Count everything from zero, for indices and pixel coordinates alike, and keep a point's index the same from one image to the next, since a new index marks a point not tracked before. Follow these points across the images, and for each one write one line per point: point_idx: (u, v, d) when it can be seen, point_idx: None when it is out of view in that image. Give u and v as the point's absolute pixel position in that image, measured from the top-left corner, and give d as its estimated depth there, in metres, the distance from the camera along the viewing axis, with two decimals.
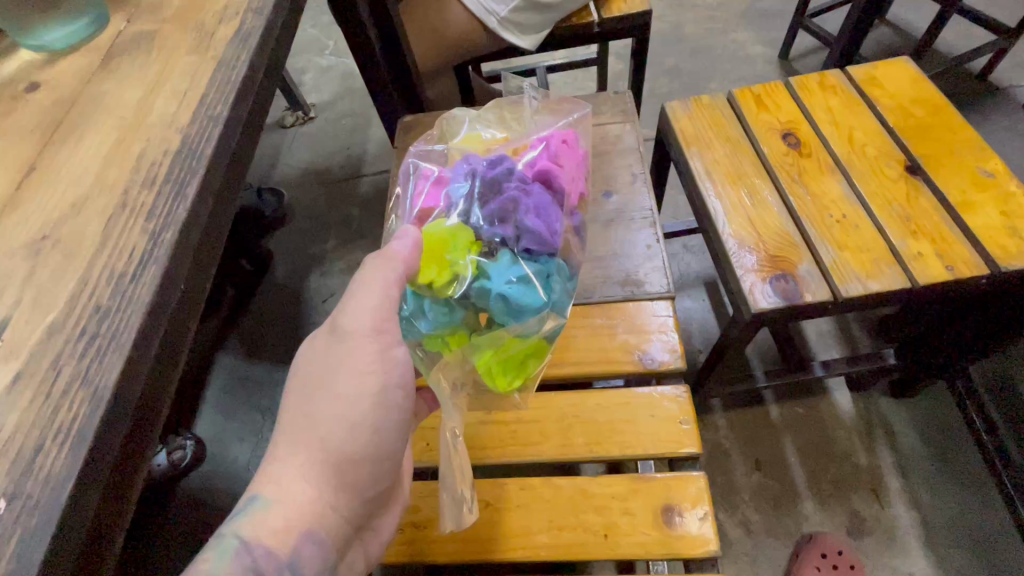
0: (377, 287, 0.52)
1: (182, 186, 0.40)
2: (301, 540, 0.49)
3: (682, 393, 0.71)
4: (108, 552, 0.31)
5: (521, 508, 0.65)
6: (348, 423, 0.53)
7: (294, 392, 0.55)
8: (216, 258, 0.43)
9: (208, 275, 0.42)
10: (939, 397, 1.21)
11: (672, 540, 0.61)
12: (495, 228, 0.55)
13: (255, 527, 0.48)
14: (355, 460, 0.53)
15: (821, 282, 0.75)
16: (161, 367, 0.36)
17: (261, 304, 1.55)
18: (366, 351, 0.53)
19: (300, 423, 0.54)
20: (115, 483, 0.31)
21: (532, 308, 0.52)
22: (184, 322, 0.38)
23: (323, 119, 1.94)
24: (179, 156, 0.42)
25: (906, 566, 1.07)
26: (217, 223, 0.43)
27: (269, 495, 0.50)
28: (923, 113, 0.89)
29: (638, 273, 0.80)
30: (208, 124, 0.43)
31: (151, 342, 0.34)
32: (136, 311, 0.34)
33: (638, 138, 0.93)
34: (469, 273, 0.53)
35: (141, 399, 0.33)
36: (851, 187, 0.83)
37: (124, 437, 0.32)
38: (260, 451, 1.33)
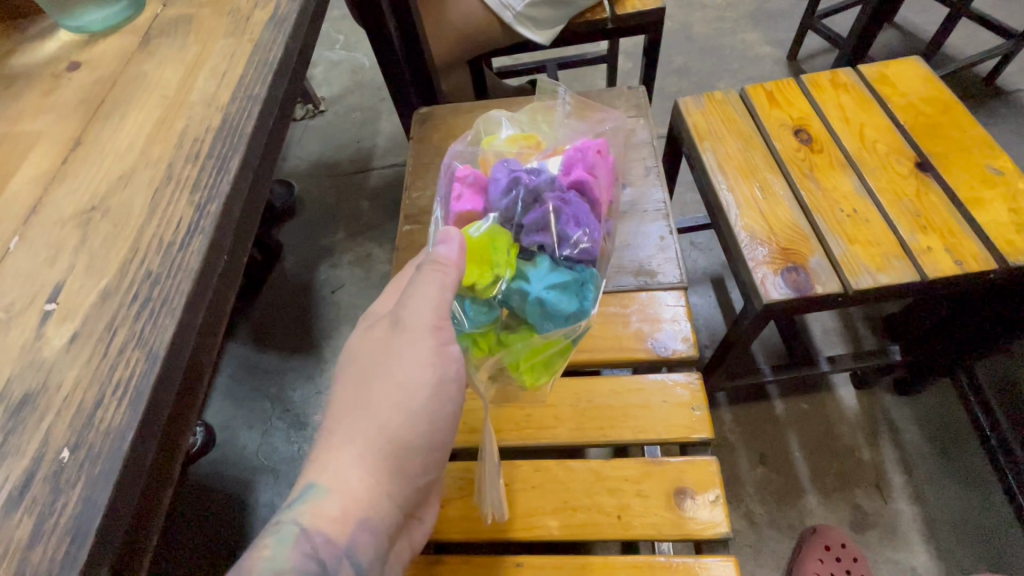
0: (437, 288, 0.55)
1: (224, 161, 0.41)
2: (358, 528, 0.51)
3: (694, 380, 0.72)
4: (161, 504, 0.32)
5: (536, 489, 0.66)
6: (406, 412, 0.55)
7: (349, 383, 0.57)
8: (254, 231, 0.45)
9: (248, 246, 0.43)
10: (943, 395, 1.23)
11: (684, 522, 0.63)
12: (535, 235, 0.59)
13: (313, 514, 0.50)
14: (412, 448, 0.55)
15: (832, 274, 0.77)
16: (208, 330, 0.37)
17: (270, 293, 1.57)
18: (425, 345, 0.55)
19: (358, 412, 0.55)
20: (169, 437, 0.33)
21: (567, 313, 0.57)
22: (227, 290, 0.40)
23: (334, 112, 1.95)
24: (221, 133, 0.43)
25: (908, 560, 1.08)
26: (255, 196, 0.45)
27: (325, 483, 0.52)
28: (932, 111, 0.91)
29: (650, 264, 0.82)
30: (248, 103, 0.45)
31: (199, 305, 0.36)
32: (186, 277, 0.35)
33: (651, 133, 0.95)
34: (508, 276, 0.57)
35: (190, 361, 0.35)
36: (862, 183, 0.85)
37: (176, 395, 0.33)
38: (269, 438, 1.34)
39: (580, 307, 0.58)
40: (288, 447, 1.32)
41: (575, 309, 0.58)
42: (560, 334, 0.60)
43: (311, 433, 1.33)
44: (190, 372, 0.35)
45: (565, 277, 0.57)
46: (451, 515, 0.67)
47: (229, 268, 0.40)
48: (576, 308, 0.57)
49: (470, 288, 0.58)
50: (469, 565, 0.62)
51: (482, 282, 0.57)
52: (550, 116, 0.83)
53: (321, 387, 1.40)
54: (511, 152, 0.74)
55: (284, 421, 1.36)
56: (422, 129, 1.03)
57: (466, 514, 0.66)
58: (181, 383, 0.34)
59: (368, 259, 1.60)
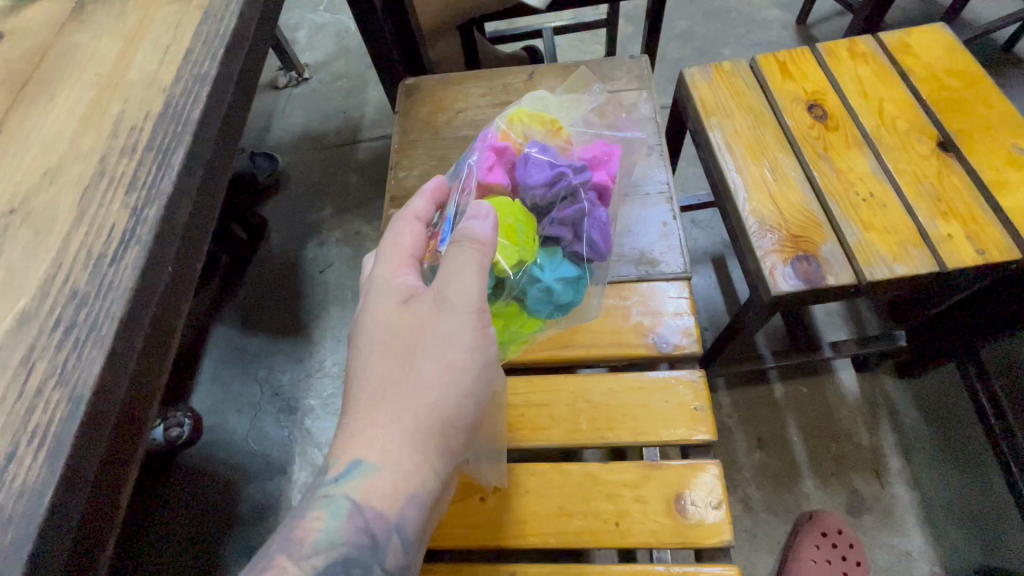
0: (476, 268, 0.51)
1: (166, 154, 0.36)
2: (407, 503, 0.49)
3: (698, 377, 0.69)
4: (99, 555, 0.28)
5: (532, 493, 0.63)
6: (452, 392, 0.51)
7: (387, 353, 0.52)
8: (211, 231, 0.39)
9: (202, 252, 0.38)
10: (945, 378, 1.20)
11: (685, 529, 0.60)
12: (562, 229, 0.62)
13: (365, 490, 0.48)
14: (452, 424, 0.52)
15: (844, 264, 0.72)
16: (156, 353, 0.32)
17: (255, 273, 1.51)
18: (470, 327, 0.52)
19: (399, 388, 0.51)
20: (103, 489, 0.28)
21: (565, 305, 0.63)
22: (176, 303, 0.35)
23: (318, 80, 1.84)
24: (163, 120, 0.37)
25: (904, 544, 1.08)
26: (209, 185, 0.39)
27: (375, 460, 0.49)
28: (958, 85, 0.84)
29: (652, 252, 0.77)
30: (195, 83, 0.39)
31: (138, 329, 0.31)
32: (118, 297, 0.30)
33: (654, 107, 0.89)
34: (530, 261, 0.60)
35: (129, 392, 0.30)
36: (880, 164, 0.79)
37: (112, 435, 0.29)
38: (258, 423, 1.31)
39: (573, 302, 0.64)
40: (278, 431, 1.29)
41: (568, 301, 0.63)
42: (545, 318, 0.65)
43: (302, 417, 1.31)
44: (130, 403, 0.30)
45: (574, 273, 0.63)
46: (441, 522, 0.63)
47: (178, 279, 0.35)
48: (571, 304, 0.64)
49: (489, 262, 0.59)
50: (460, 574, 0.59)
51: (509, 260, 0.58)
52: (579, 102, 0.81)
53: (311, 370, 1.36)
54: (538, 132, 0.71)
55: (274, 405, 1.33)
56: (408, 103, 0.96)
57: (457, 519, 0.63)
58: (118, 421, 0.29)
59: (356, 238, 1.54)
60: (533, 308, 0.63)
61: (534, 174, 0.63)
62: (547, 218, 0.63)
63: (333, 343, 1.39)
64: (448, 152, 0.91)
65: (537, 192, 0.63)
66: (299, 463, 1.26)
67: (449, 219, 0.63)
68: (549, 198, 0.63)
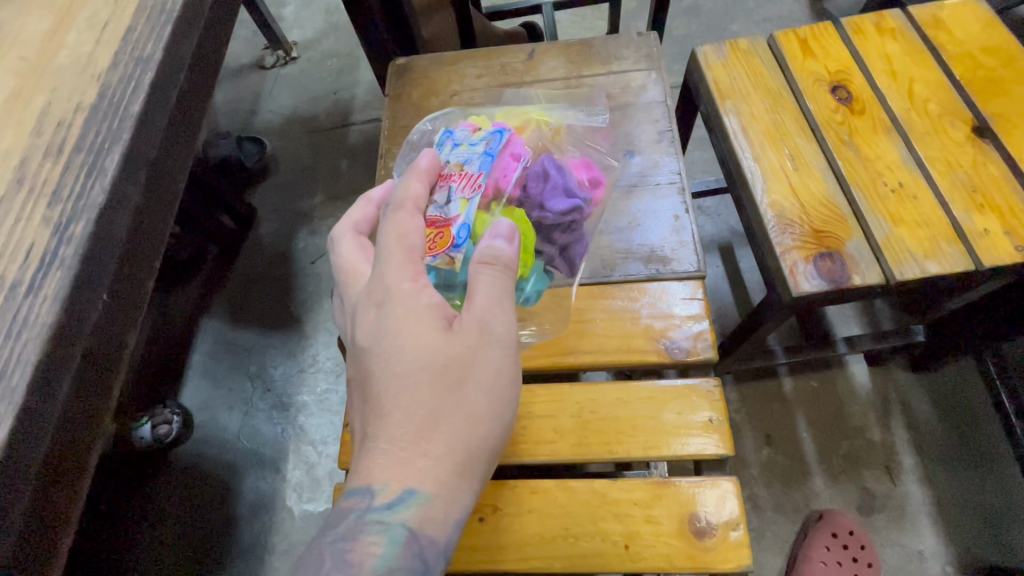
0: (510, 294, 0.51)
1: (99, 156, 0.33)
2: (455, 528, 0.47)
3: (714, 387, 0.64)
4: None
5: (535, 513, 0.59)
6: (498, 420, 0.49)
7: (435, 383, 0.46)
8: (163, 237, 0.37)
9: (152, 265, 0.36)
10: (960, 372, 1.16)
11: (702, 553, 0.56)
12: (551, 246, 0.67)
13: (421, 520, 0.45)
14: (498, 446, 0.50)
15: (871, 261, 0.67)
16: (93, 387, 0.31)
17: (244, 264, 1.45)
18: (513, 354, 0.50)
19: (449, 419, 0.46)
20: (35, 525, 0.28)
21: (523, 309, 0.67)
22: (122, 332, 0.33)
23: (306, 59, 1.75)
24: (97, 112, 0.34)
25: (916, 543, 1.05)
26: (159, 185, 0.36)
27: (429, 490, 0.46)
28: (994, 64, 0.78)
29: (663, 249, 0.71)
30: (132, 74, 0.36)
31: (68, 364, 0.29)
32: (38, 331, 0.28)
33: (664, 90, 0.83)
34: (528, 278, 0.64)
35: (58, 430, 0.29)
36: (910, 151, 0.73)
37: (40, 479, 0.28)
38: (250, 420, 1.27)
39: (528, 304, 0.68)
40: (271, 428, 1.25)
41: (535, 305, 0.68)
42: None
43: (295, 414, 1.26)
44: (58, 452, 0.29)
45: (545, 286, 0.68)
46: None
47: (127, 305, 0.33)
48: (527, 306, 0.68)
49: None
50: None
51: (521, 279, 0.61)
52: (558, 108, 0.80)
53: (303, 365, 1.32)
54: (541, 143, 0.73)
55: (266, 401, 1.28)
56: (399, 85, 0.89)
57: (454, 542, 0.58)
58: (42, 472, 0.28)
59: None
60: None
61: (554, 198, 0.66)
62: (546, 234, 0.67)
63: (326, 337, 1.34)
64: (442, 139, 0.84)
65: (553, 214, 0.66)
66: (293, 461, 1.22)
67: (468, 222, 0.59)
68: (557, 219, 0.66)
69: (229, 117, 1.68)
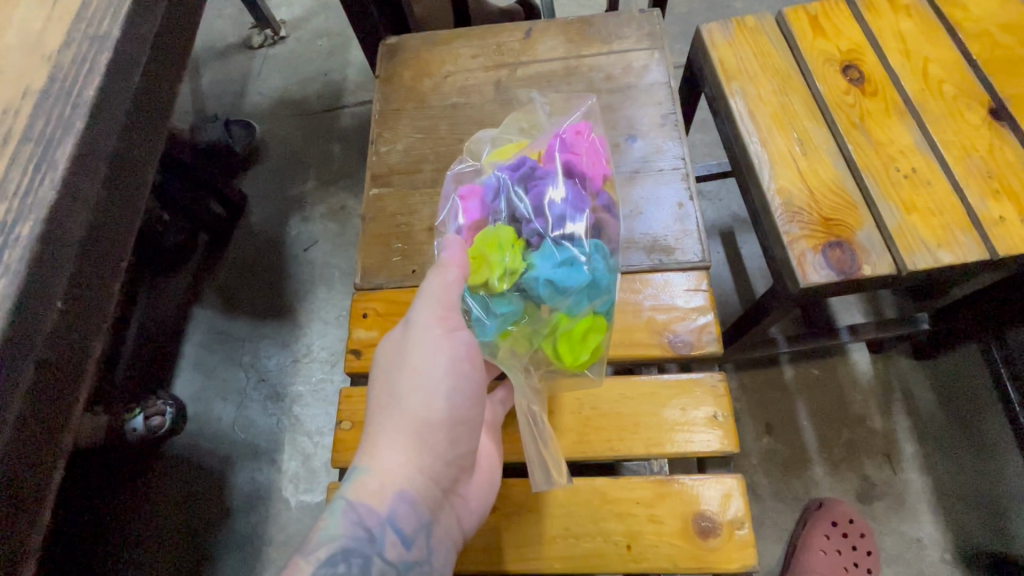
0: (433, 284, 0.54)
1: (50, 150, 0.34)
2: (395, 499, 0.50)
3: (720, 381, 0.62)
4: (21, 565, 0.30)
5: (534, 513, 0.57)
6: (425, 394, 0.52)
7: (377, 377, 0.56)
8: (129, 235, 0.39)
9: (117, 261, 0.37)
10: (963, 359, 1.14)
11: (705, 553, 0.55)
12: (531, 224, 0.58)
13: (355, 490, 0.50)
14: (432, 425, 0.52)
15: (882, 251, 0.64)
16: (53, 386, 0.32)
17: (234, 251, 1.41)
18: (432, 333, 0.53)
19: (383, 399, 0.54)
20: (15, 508, 0.30)
21: (580, 287, 0.55)
22: (87, 333, 0.35)
23: (296, 39, 1.69)
24: (50, 99, 0.35)
25: (915, 531, 1.05)
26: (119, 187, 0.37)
27: (366, 463, 0.52)
28: (1013, 42, 0.74)
29: (666, 239, 0.68)
30: (79, 62, 0.37)
31: (25, 368, 0.30)
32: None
33: (667, 70, 0.79)
34: (516, 266, 0.56)
35: (24, 427, 0.30)
36: (923, 134, 0.70)
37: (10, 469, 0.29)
38: (245, 411, 1.25)
39: (591, 279, 0.56)
40: (266, 419, 1.23)
41: (590, 280, 0.56)
42: (586, 310, 0.56)
43: (290, 404, 1.25)
44: (20, 452, 0.30)
45: (573, 254, 0.57)
46: None
47: (86, 307, 0.34)
48: (589, 281, 0.56)
49: (482, 286, 0.57)
50: None
51: (495, 277, 0.55)
52: (536, 120, 0.74)
53: (298, 355, 1.29)
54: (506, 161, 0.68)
55: (260, 391, 1.26)
56: (390, 67, 0.85)
57: None
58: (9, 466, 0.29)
59: (342, 212, 1.44)
60: (567, 307, 0.55)
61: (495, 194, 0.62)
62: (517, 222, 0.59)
63: (320, 326, 1.32)
64: (436, 123, 0.80)
65: (505, 206, 0.60)
66: (288, 452, 1.20)
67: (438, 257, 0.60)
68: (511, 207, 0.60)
69: (216, 100, 1.62)
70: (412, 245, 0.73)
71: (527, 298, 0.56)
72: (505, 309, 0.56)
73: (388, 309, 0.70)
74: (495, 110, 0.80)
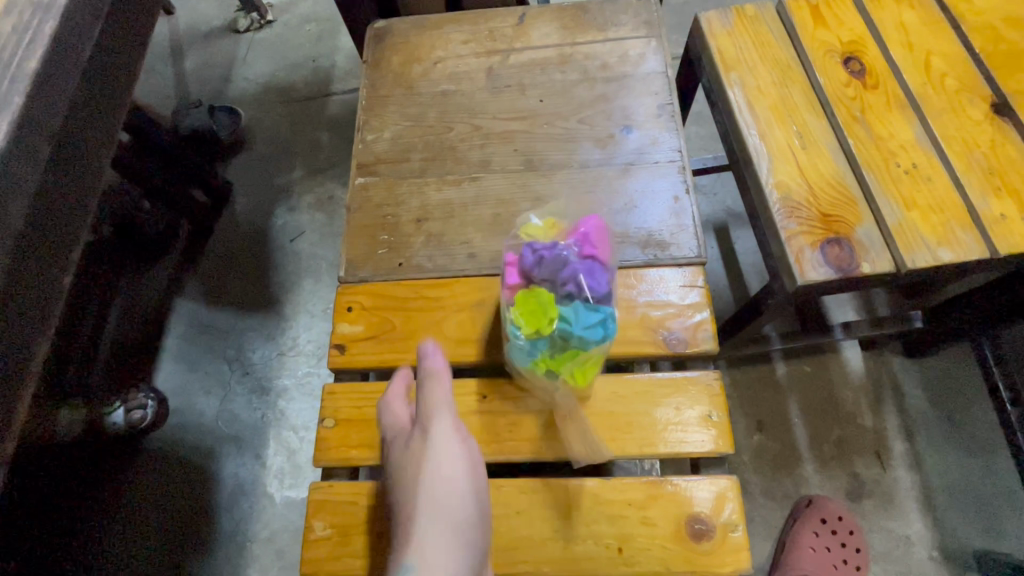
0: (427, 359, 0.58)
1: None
2: (439, 553, 0.50)
3: (714, 379, 0.60)
4: None
5: (522, 515, 0.56)
6: (443, 453, 0.54)
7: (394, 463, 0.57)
8: (73, 216, 0.42)
9: (63, 240, 0.41)
10: (955, 357, 1.14)
11: (698, 556, 0.53)
12: (569, 283, 0.53)
13: (402, 557, 0.50)
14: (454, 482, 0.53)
15: (881, 248, 0.63)
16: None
17: (217, 241, 1.37)
18: (435, 399, 0.56)
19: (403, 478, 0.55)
20: None
21: (607, 338, 0.53)
22: (40, 306, 0.39)
23: (283, 23, 1.64)
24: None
25: (903, 529, 1.05)
26: (66, 184, 0.41)
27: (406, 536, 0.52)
28: (1018, 36, 0.72)
29: (661, 233, 0.67)
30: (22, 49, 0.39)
31: None
32: None
33: (664, 59, 0.77)
34: (559, 325, 0.53)
35: None
36: (925, 129, 0.68)
37: None
38: (228, 405, 1.22)
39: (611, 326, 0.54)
40: (250, 414, 1.20)
41: (611, 329, 0.54)
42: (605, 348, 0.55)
43: (275, 398, 1.22)
44: None
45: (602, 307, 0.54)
46: None
47: (35, 289, 0.39)
48: (611, 329, 0.54)
49: (527, 334, 0.54)
50: None
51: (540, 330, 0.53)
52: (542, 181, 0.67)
53: (283, 348, 1.26)
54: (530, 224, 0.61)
55: (244, 385, 1.23)
56: (378, 51, 0.82)
57: None
58: None
59: (329, 202, 1.40)
60: (592, 351, 0.54)
61: (531, 254, 0.55)
62: (552, 281, 0.54)
63: (306, 320, 1.29)
64: (426, 111, 0.77)
65: (543, 267, 0.54)
66: (273, 447, 1.18)
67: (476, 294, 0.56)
68: (549, 269, 0.54)
69: (200, 85, 1.57)
70: (400, 237, 0.70)
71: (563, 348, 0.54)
72: (541, 356, 0.54)
73: (374, 303, 0.68)
74: (486, 98, 0.77)
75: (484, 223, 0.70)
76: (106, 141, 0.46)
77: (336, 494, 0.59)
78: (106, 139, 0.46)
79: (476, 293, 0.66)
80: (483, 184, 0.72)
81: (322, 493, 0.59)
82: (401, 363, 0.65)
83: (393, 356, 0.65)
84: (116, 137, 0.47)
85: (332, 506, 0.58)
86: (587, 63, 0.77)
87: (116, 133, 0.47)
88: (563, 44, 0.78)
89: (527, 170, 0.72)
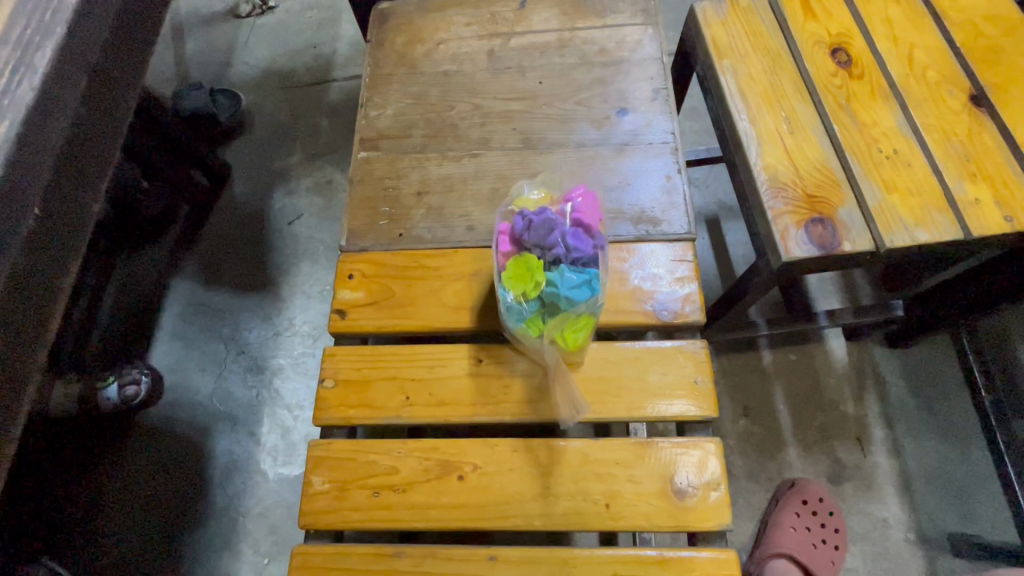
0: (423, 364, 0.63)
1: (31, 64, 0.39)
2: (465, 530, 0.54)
3: (701, 348, 0.63)
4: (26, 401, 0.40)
5: (515, 472, 0.58)
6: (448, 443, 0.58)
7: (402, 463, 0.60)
8: (102, 146, 0.45)
9: (93, 167, 0.44)
10: (934, 349, 1.17)
11: (681, 512, 0.56)
12: (555, 247, 0.56)
13: None
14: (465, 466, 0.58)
15: (862, 228, 0.66)
16: (31, 270, 0.39)
17: (215, 222, 1.38)
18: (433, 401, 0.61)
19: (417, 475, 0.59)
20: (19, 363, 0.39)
21: (594, 299, 0.56)
22: (71, 230, 0.42)
23: (284, 10, 1.66)
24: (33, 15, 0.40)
25: (881, 512, 1.08)
26: (99, 118, 0.44)
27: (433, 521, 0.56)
28: (997, 33, 0.76)
29: (653, 211, 0.69)
30: None
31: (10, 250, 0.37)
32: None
33: (660, 46, 0.79)
34: (544, 284, 0.55)
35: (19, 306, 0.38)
36: (907, 118, 0.71)
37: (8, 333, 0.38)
38: (223, 383, 1.23)
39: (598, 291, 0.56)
40: (245, 392, 1.22)
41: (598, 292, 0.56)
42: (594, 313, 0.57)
43: (270, 376, 1.23)
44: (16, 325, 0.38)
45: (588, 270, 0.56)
46: (416, 502, 0.58)
47: (67, 213, 0.42)
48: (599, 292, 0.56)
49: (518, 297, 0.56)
50: (434, 557, 0.57)
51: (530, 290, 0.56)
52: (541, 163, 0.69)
53: (279, 329, 1.28)
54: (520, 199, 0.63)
55: (240, 363, 1.24)
56: (382, 32, 0.84)
57: (434, 500, 0.58)
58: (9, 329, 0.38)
59: (328, 186, 1.42)
60: (581, 313, 0.56)
61: (521, 221, 0.57)
62: (540, 247, 0.56)
63: (303, 300, 1.30)
64: (427, 89, 0.79)
65: (531, 235, 0.56)
66: (268, 424, 1.19)
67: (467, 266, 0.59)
68: (536, 235, 0.56)
69: (200, 68, 1.58)
70: (400, 209, 0.72)
71: (551, 308, 0.56)
72: (530, 318, 0.57)
73: (374, 272, 0.70)
74: (487, 79, 0.79)
75: (482, 198, 0.72)
76: (133, 82, 0.49)
77: (335, 451, 0.61)
78: (133, 80, 0.49)
79: (473, 264, 0.69)
80: (483, 160, 0.74)
81: (321, 450, 0.61)
82: (400, 329, 0.67)
83: (391, 322, 0.68)
84: (141, 78, 0.50)
85: (331, 463, 0.60)
86: (585, 48, 0.80)
87: (142, 75, 0.50)
88: (563, 29, 0.81)
89: (525, 147, 0.74)
